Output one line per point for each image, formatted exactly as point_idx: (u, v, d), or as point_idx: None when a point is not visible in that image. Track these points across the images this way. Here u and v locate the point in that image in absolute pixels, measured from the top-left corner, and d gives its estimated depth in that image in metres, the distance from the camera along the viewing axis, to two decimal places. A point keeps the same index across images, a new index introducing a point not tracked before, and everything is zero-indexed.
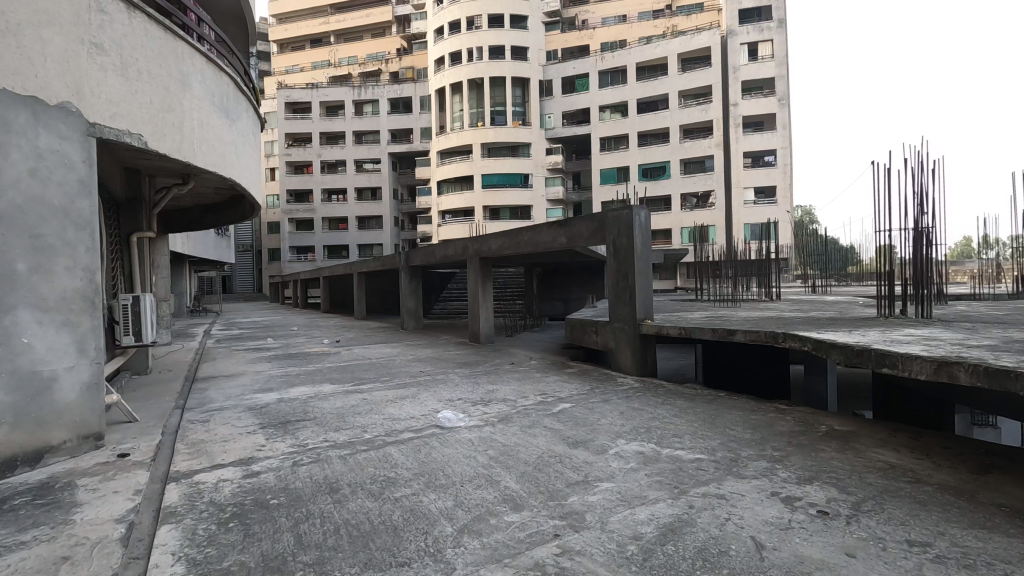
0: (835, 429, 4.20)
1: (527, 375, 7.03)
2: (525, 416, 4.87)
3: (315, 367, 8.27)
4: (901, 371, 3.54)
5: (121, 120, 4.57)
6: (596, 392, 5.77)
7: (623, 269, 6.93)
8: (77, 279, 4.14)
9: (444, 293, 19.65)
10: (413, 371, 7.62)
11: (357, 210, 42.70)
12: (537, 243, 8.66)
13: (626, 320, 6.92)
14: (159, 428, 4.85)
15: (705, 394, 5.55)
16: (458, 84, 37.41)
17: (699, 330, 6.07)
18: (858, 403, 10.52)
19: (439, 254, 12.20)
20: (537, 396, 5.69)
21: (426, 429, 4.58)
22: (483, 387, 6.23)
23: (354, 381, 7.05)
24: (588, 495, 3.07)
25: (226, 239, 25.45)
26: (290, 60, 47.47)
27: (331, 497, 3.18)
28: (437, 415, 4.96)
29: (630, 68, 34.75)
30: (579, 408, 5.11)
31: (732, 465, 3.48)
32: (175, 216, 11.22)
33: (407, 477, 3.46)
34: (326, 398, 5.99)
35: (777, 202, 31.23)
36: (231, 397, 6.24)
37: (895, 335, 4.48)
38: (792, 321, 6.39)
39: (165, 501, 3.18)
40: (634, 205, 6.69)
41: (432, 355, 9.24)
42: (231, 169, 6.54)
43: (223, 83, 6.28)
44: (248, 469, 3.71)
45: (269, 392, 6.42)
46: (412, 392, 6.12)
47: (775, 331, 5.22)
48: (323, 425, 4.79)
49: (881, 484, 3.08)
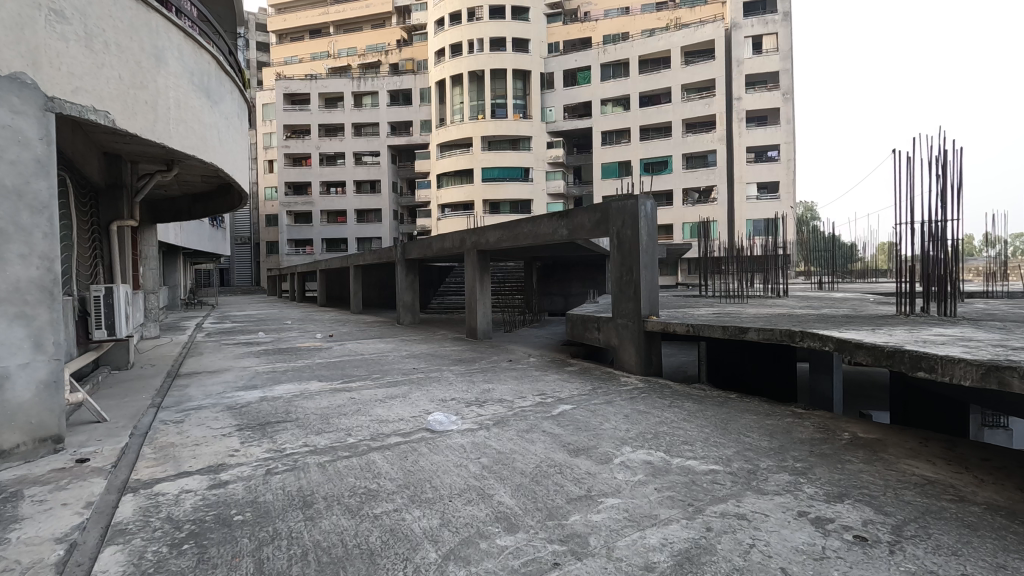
0: (859, 437, 3.85)
1: (525, 373, 6.68)
2: (521, 419, 4.52)
3: (304, 363, 7.92)
4: (941, 375, 3.18)
5: (85, 95, 4.17)
6: (598, 393, 5.43)
7: (627, 262, 6.58)
8: (33, 268, 3.77)
9: (442, 287, 19.29)
10: (407, 367, 7.28)
11: (356, 203, 42.19)
12: (536, 236, 8.32)
13: (630, 316, 6.57)
14: (129, 428, 4.52)
15: (714, 395, 5.20)
16: (458, 76, 36.89)
17: (709, 327, 5.72)
18: (872, 404, 10.05)
19: (436, 247, 11.84)
20: (535, 397, 5.34)
21: (413, 432, 4.25)
22: (479, 386, 5.89)
23: (343, 378, 6.72)
24: (592, 513, 2.73)
25: (222, 232, 25.00)
26: (288, 51, 46.90)
27: (303, 514, 2.83)
28: (427, 417, 4.60)
29: (632, 61, 34.30)
30: (580, 410, 4.76)
31: (752, 478, 3.15)
32: (163, 205, 10.87)
33: (389, 490, 3.11)
34: (312, 397, 5.65)
35: (780, 197, 30.94)
36: (212, 394, 5.89)
37: (925, 334, 4.12)
38: (806, 318, 6.00)
39: (117, 517, 2.83)
40: (640, 194, 6.33)
41: (427, 351, 8.89)
42: (213, 153, 6.16)
43: (204, 62, 5.89)
44: (217, 478, 3.37)
45: (252, 390, 6.07)
46: (404, 391, 5.77)
47: (792, 329, 4.84)
48: (306, 428, 4.46)
49: (923, 503, 2.74)
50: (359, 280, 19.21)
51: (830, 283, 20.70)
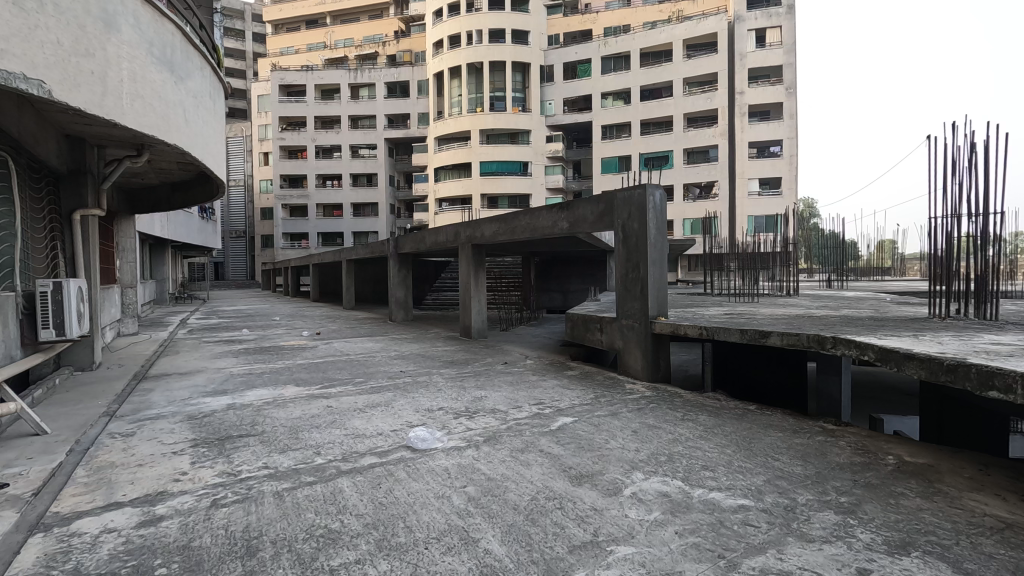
0: (906, 462, 3.32)
1: (521, 379, 6.10)
2: (516, 435, 3.97)
3: (285, 364, 7.36)
4: (1018, 396, 2.65)
5: (13, 59, 3.53)
6: (602, 403, 4.89)
7: (633, 258, 6.02)
8: None
9: (437, 282, 18.79)
10: (394, 370, 6.71)
11: (352, 196, 41.49)
12: (534, 229, 7.76)
13: (636, 316, 6.02)
14: (68, 444, 3.96)
15: (732, 407, 4.66)
16: (457, 68, 36.18)
17: (723, 331, 5.16)
18: (886, 408, 9.46)
19: (430, 240, 11.28)
20: (531, 408, 4.79)
21: (390, 452, 3.69)
22: (470, 394, 5.34)
23: (323, 382, 6.16)
24: (601, 570, 2.20)
25: (212, 224, 24.34)
26: (284, 42, 46.09)
27: (243, 568, 2.28)
28: (408, 433, 4.05)
29: (633, 54, 33.63)
30: (582, 424, 4.22)
31: (792, 519, 2.61)
32: (142, 195, 10.29)
33: (354, 532, 2.57)
34: (285, 405, 5.10)
35: (783, 193, 30.42)
36: (176, 401, 5.34)
37: (981, 343, 3.57)
38: (828, 320, 5.46)
39: (12, 570, 2.28)
40: (648, 184, 5.77)
41: (418, 351, 8.33)
42: (178, 134, 5.55)
43: (166, 32, 5.29)
44: (150, 512, 2.82)
45: (221, 396, 5.51)
46: (386, 399, 5.21)
47: (821, 335, 4.26)
48: (269, 444, 3.90)
49: (1010, 558, 2.22)
50: (352, 275, 18.64)
51: (837, 280, 20.16)
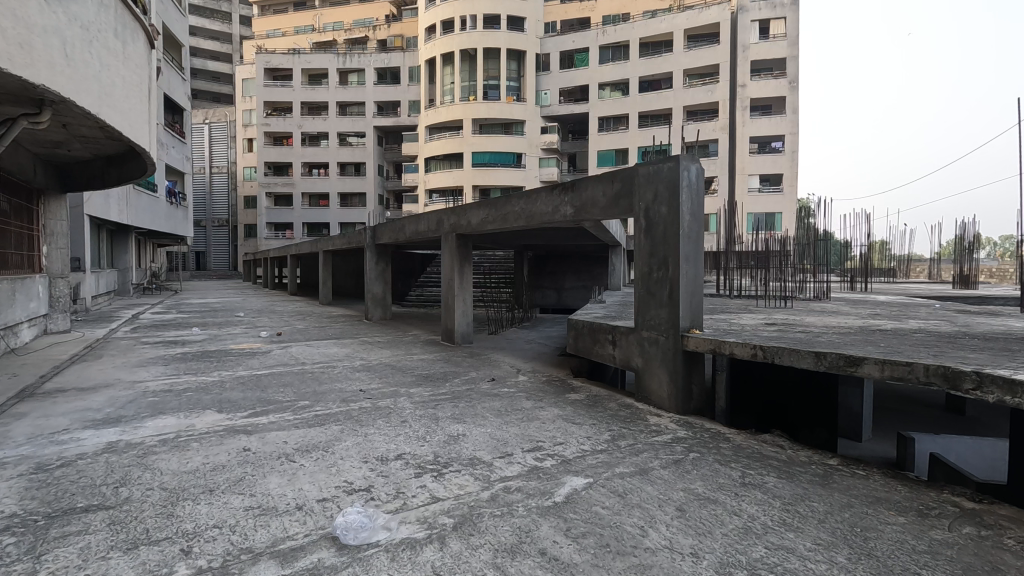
0: None
1: (512, 406, 4.71)
2: (503, 518, 2.60)
3: (218, 378, 5.92)
4: None
5: None
6: (622, 452, 3.52)
7: (661, 249, 4.64)
8: None
9: (422, 278, 17.39)
10: (352, 389, 5.32)
11: (338, 185, 39.70)
12: (531, 214, 6.39)
13: (662, 328, 4.64)
14: None
15: (806, 464, 3.32)
16: (450, 54, 34.66)
17: (789, 353, 3.80)
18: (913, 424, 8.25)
19: (409, 230, 9.88)
20: (526, 457, 3.43)
21: (296, 554, 2.29)
22: (442, 431, 3.96)
23: (257, 405, 4.78)
24: None
25: (184, 211, 22.72)
26: (271, 24, 44.21)
27: None
28: (339, 514, 2.62)
29: (633, 43, 32.18)
30: (601, 494, 2.88)
31: None
32: (75, 168, 8.79)
33: None
34: (189, 445, 3.69)
35: (783, 190, 29.26)
36: (44, 436, 3.91)
37: None
38: (918, 339, 4.09)
39: None
40: (682, 156, 4.41)
41: (389, 361, 6.91)
42: (51, 73, 4.06)
43: None
44: None
45: (110, 428, 4.09)
46: (327, 439, 3.81)
47: (952, 366, 2.91)
48: (117, 532, 2.48)
49: None
50: (331, 269, 17.21)
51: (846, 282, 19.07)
